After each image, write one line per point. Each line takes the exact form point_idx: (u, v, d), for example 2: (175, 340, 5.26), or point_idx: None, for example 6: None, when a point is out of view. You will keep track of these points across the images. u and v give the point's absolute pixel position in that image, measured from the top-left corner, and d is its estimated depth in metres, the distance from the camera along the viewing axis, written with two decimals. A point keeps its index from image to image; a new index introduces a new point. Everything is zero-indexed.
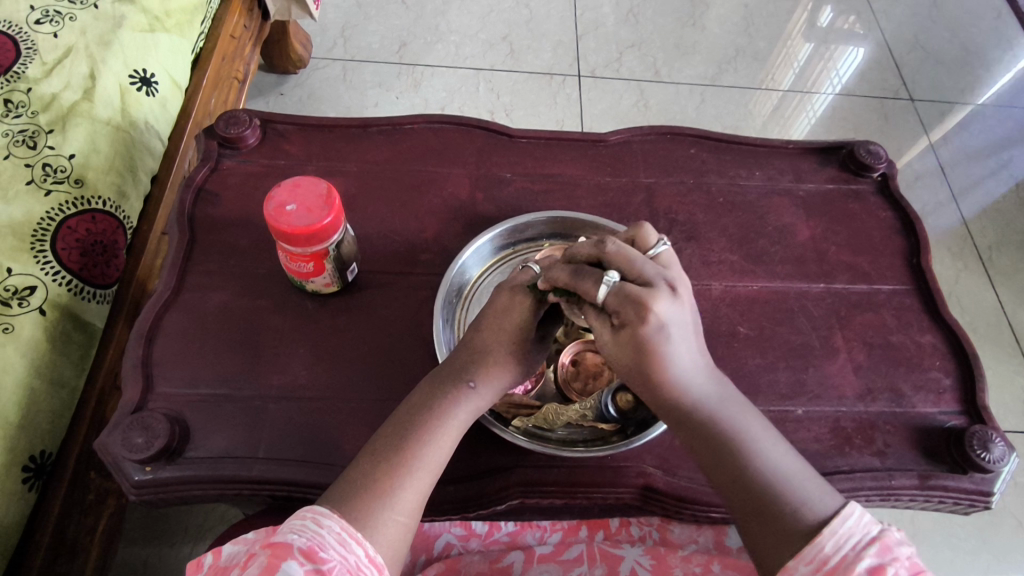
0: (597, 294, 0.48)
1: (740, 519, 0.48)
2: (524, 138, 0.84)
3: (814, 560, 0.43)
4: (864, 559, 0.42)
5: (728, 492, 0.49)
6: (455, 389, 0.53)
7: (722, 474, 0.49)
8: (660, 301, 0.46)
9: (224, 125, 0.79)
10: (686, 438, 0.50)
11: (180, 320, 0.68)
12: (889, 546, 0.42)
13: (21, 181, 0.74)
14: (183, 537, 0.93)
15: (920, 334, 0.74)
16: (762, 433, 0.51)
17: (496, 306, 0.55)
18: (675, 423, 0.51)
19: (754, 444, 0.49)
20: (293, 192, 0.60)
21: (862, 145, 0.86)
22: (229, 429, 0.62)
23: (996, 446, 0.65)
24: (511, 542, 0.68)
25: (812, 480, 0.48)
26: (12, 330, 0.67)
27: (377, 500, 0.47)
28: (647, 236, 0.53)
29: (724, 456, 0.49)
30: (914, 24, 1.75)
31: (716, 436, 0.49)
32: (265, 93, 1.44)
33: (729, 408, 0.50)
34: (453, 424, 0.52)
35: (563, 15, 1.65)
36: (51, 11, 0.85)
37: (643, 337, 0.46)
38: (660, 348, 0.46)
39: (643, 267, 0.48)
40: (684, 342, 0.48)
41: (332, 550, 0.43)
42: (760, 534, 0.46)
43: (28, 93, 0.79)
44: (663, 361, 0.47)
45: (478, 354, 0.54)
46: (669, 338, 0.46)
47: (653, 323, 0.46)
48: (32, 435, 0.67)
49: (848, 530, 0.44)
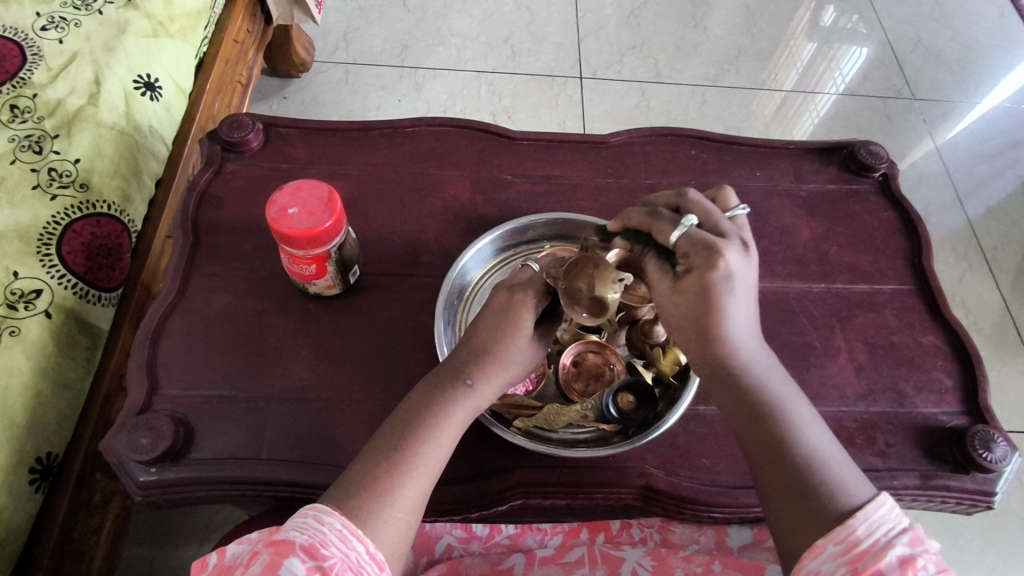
0: (671, 235, 0.50)
1: (769, 491, 0.48)
2: (524, 140, 0.84)
3: (844, 541, 0.43)
4: (895, 547, 0.42)
5: (761, 461, 0.49)
6: (455, 386, 0.53)
7: (759, 442, 0.49)
8: (734, 252, 0.48)
9: (227, 129, 0.80)
10: (728, 400, 0.51)
11: (183, 323, 0.68)
12: (920, 538, 0.43)
13: (27, 186, 0.75)
14: (188, 538, 0.93)
15: (922, 334, 0.74)
16: (805, 412, 0.51)
17: (495, 305, 0.56)
18: (715, 384, 0.51)
19: (796, 421, 0.50)
20: (295, 196, 0.61)
21: (863, 145, 0.86)
22: (233, 430, 0.63)
23: (998, 446, 0.65)
24: (512, 545, 0.68)
25: (848, 467, 0.48)
26: (18, 333, 0.68)
27: (377, 498, 0.47)
28: (727, 199, 0.56)
29: (765, 423, 0.50)
30: (917, 23, 1.74)
31: (759, 403, 0.50)
32: (268, 96, 1.45)
33: (774, 381, 0.51)
34: (452, 421, 0.52)
35: (565, 16, 1.65)
36: (57, 18, 0.86)
37: (710, 284, 0.48)
38: (718, 300, 0.48)
39: (722, 223, 0.51)
40: (744, 302, 0.49)
41: (333, 547, 0.43)
42: (789, 509, 0.46)
43: (34, 99, 0.80)
44: (721, 313, 0.49)
45: (478, 352, 0.54)
46: (732, 292, 0.48)
47: (722, 272, 0.48)
48: (38, 437, 0.68)
49: (881, 517, 0.44)
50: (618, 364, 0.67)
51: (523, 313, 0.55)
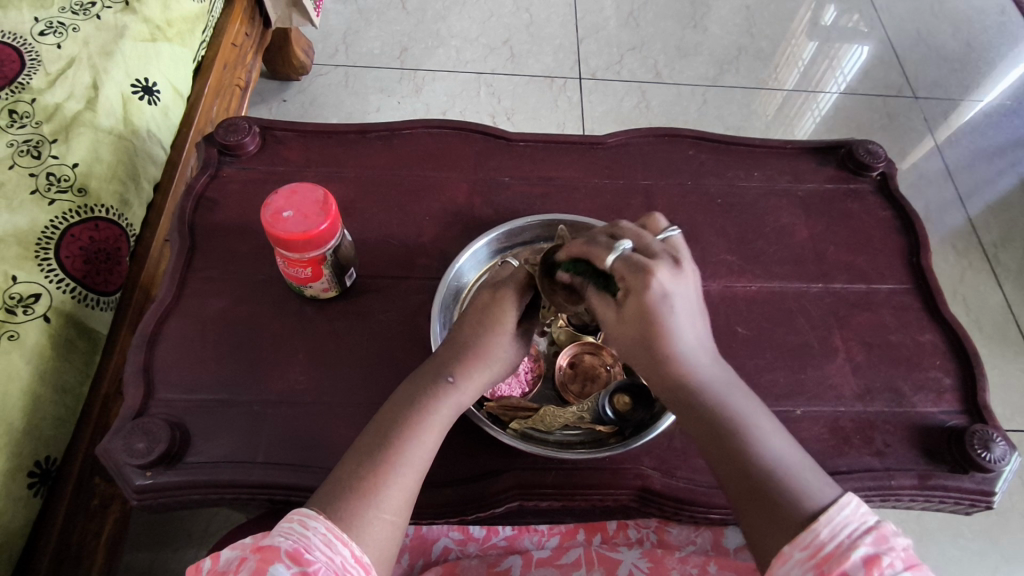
0: (608, 260, 0.49)
1: (739, 505, 0.47)
2: (521, 141, 0.84)
3: (810, 546, 0.43)
4: (859, 546, 0.41)
5: (728, 477, 0.49)
6: (437, 384, 0.53)
7: (723, 458, 0.49)
8: (665, 270, 0.48)
9: (224, 132, 0.80)
10: (690, 419, 0.51)
11: (181, 326, 0.69)
12: (885, 535, 0.42)
13: (25, 190, 0.75)
14: (188, 541, 0.93)
15: (920, 333, 0.73)
16: (768, 423, 0.51)
17: (477, 304, 0.56)
18: (679, 405, 0.51)
19: (761, 434, 0.49)
20: (290, 199, 0.61)
21: (861, 144, 0.85)
22: (229, 434, 0.63)
23: (997, 445, 0.64)
24: (509, 546, 0.68)
25: (815, 473, 0.48)
26: (17, 337, 0.68)
27: (362, 500, 0.47)
28: (658, 224, 0.56)
29: (729, 442, 0.49)
30: (917, 21, 1.74)
31: (720, 421, 0.50)
32: (268, 100, 1.45)
33: (734, 395, 0.51)
34: (435, 420, 0.52)
35: (564, 17, 1.65)
36: (56, 23, 0.87)
37: (650, 304, 0.48)
38: (659, 319, 0.48)
39: (653, 244, 0.50)
40: (688, 316, 0.49)
41: (318, 551, 0.43)
42: (759, 521, 0.46)
43: (32, 104, 0.80)
44: (667, 329, 0.49)
45: (458, 350, 0.55)
46: (674, 309, 0.48)
47: (657, 290, 0.47)
48: (36, 440, 0.68)
49: (845, 518, 0.43)
50: (614, 365, 0.68)
51: (504, 309, 0.55)
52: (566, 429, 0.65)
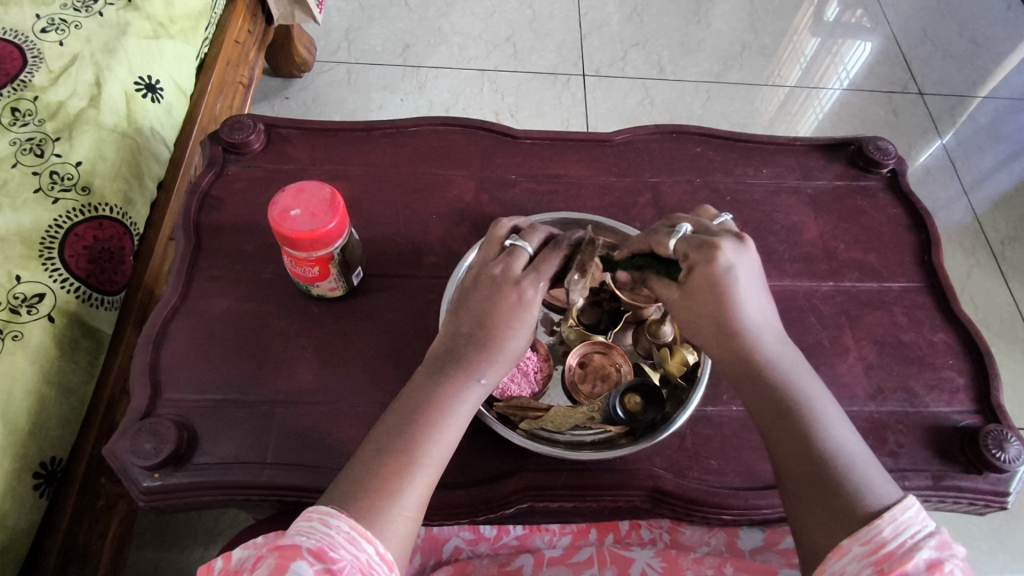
0: (670, 242, 0.54)
1: (792, 491, 0.47)
2: (528, 139, 0.83)
3: (871, 542, 0.42)
4: (924, 549, 0.41)
5: (784, 458, 0.48)
6: (457, 378, 0.52)
7: (781, 437, 0.49)
8: (728, 246, 0.52)
9: (229, 130, 0.79)
10: (749, 395, 0.52)
11: (187, 326, 0.68)
12: (947, 542, 0.41)
13: (29, 189, 0.75)
14: (194, 541, 0.93)
15: (932, 332, 0.73)
16: (831, 411, 0.50)
17: (497, 298, 0.54)
18: (740, 379, 0.53)
19: (822, 419, 0.49)
20: (298, 197, 0.60)
21: (871, 141, 0.85)
22: (236, 435, 0.62)
23: (1011, 445, 0.64)
24: (520, 545, 0.68)
25: (874, 467, 0.47)
26: (21, 337, 0.68)
27: (385, 498, 0.46)
28: (708, 212, 0.61)
29: (788, 418, 0.49)
30: (923, 17, 1.73)
31: (782, 398, 0.50)
32: (270, 97, 1.44)
33: (799, 375, 0.51)
34: (456, 416, 0.51)
35: (567, 14, 1.64)
36: (57, 20, 0.86)
37: (715, 276, 0.51)
38: (725, 294, 0.51)
39: (712, 229, 0.56)
40: (754, 296, 0.52)
41: (342, 550, 0.43)
42: (810, 506, 0.45)
43: (35, 102, 0.80)
44: (734, 307, 0.51)
45: (478, 342, 0.53)
46: (739, 285, 0.51)
47: (723, 264, 0.51)
48: (42, 441, 0.68)
49: (909, 519, 0.43)
50: (624, 365, 0.68)
51: (521, 299, 0.54)
52: (577, 429, 0.65)
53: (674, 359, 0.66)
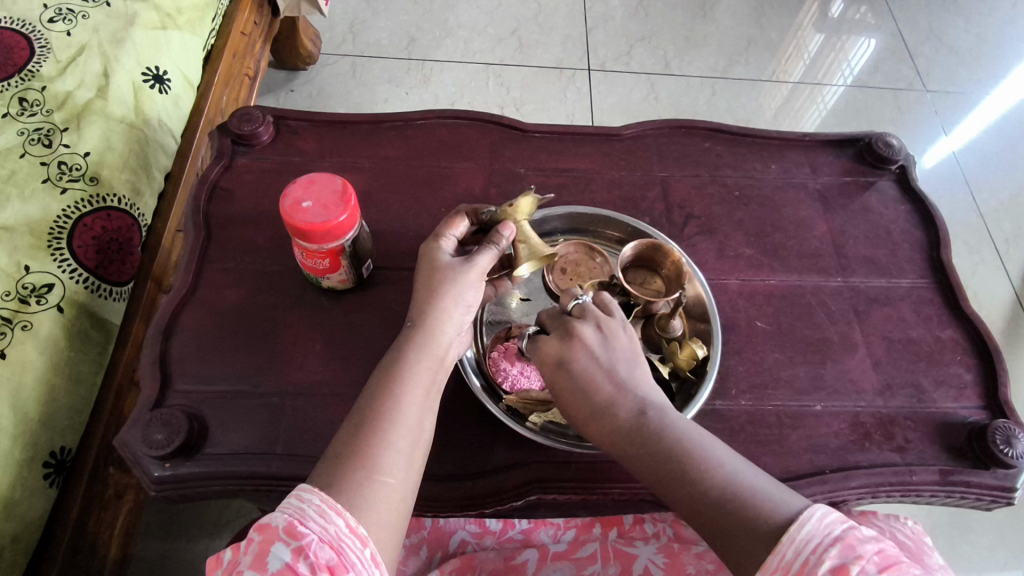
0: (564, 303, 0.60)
1: (704, 530, 0.47)
2: (537, 133, 0.83)
3: (778, 569, 0.41)
4: (827, 560, 0.40)
5: (688, 509, 0.49)
6: (407, 342, 0.54)
7: (677, 492, 0.49)
8: (583, 326, 0.56)
9: (238, 121, 0.79)
10: (638, 461, 0.52)
11: (196, 317, 0.68)
12: (852, 543, 0.41)
13: (37, 180, 0.74)
14: (200, 532, 0.93)
15: (941, 328, 0.73)
16: (719, 451, 0.50)
17: (428, 264, 0.57)
18: (620, 442, 0.53)
19: (710, 459, 0.49)
20: (309, 189, 0.60)
21: (880, 137, 0.84)
22: (246, 426, 0.62)
23: (1019, 441, 0.64)
24: (525, 539, 0.68)
25: (772, 485, 0.48)
26: (31, 327, 0.68)
27: (354, 466, 0.47)
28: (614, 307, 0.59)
29: (677, 472, 0.49)
30: (929, 14, 1.72)
31: (666, 456, 0.50)
32: (276, 90, 1.44)
33: (677, 423, 0.52)
34: (414, 373, 0.53)
35: (572, 8, 1.64)
36: (65, 10, 0.86)
37: (563, 351, 0.55)
38: (572, 366, 0.55)
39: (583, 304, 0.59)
40: (608, 369, 0.54)
41: (312, 522, 0.43)
42: (721, 540, 0.46)
43: (43, 92, 0.80)
44: (586, 382, 0.54)
45: (419, 305, 0.55)
46: (586, 350, 0.55)
47: (570, 341, 0.55)
48: (52, 430, 0.68)
49: (808, 534, 0.42)
50: None
51: (436, 256, 0.58)
52: None
53: (683, 353, 0.65)
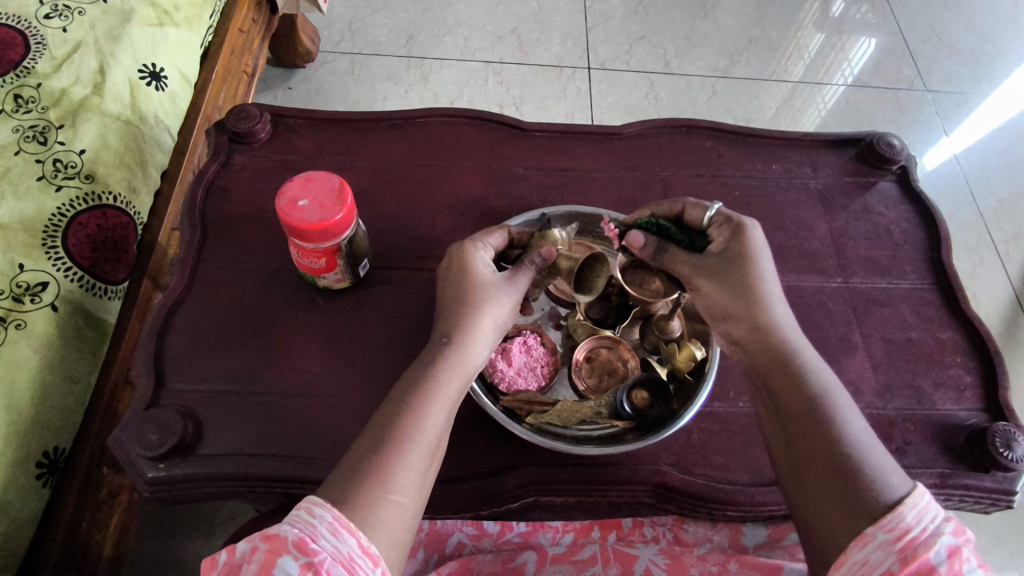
0: (706, 215, 0.61)
1: (813, 478, 0.47)
2: (536, 131, 0.83)
3: (895, 529, 0.42)
4: (944, 536, 0.41)
5: (802, 457, 0.48)
6: (437, 354, 0.53)
7: (798, 435, 0.49)
8: (757, 225, 0.58)
9: (235, 119, 0.78)
10: (778, 389, 0.51)
11: (191, 316, 0.68)
12: (962, 528, 0.42)
13: (32, 177, 0.74)
14: (195, 531, 0.93)
15: (941, 330, 0.73)
16: (850, 409, 0.49)
17: (463, 274, 0.57)
18: (766, 366, 0.53)
19: (840, 411, 0.49)
20: (305, 187, 0.59)
21: (882, 137, 0.84)
22: (241, 426, 0.62)
23: (1019, 444, 0.63)
24: (523, 541, 0.67)
25: (890, 463, 0.46)
26: (24, 325, 0.67)
27: (368, 482, 0.45)
28: None
29: (810, 404, 0.49)
30: (931, 13, 1.72)
31: (809, 398, 0.50)
32: (273, 87, 1.43)
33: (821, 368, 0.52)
34: (441, 389, 0.51)
35: (573, 6, 1.63)
36: (61, 5, 0.85)
37: (748, 242, 0.56)
38: (755, 260, 0.56)
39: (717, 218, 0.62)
40: (775, 278, 0.56)
41: (324, 541, 0.42)
42: (832, 496, 0.45)
43: (38, 89, 0.79)
44: (759, 273, 0.55)
45: (454, 316, 0.54)
46: (764, 256, 0.56)
47: (755, 236, 0.57)
48: (45, 429, 0.68)
49: (927, 506, 0.43)
50: (631, 360, 0.67)
51: (475, 267, 0.57)
52: (582, 424, 0.65)
53: (681, 354, 0.66)
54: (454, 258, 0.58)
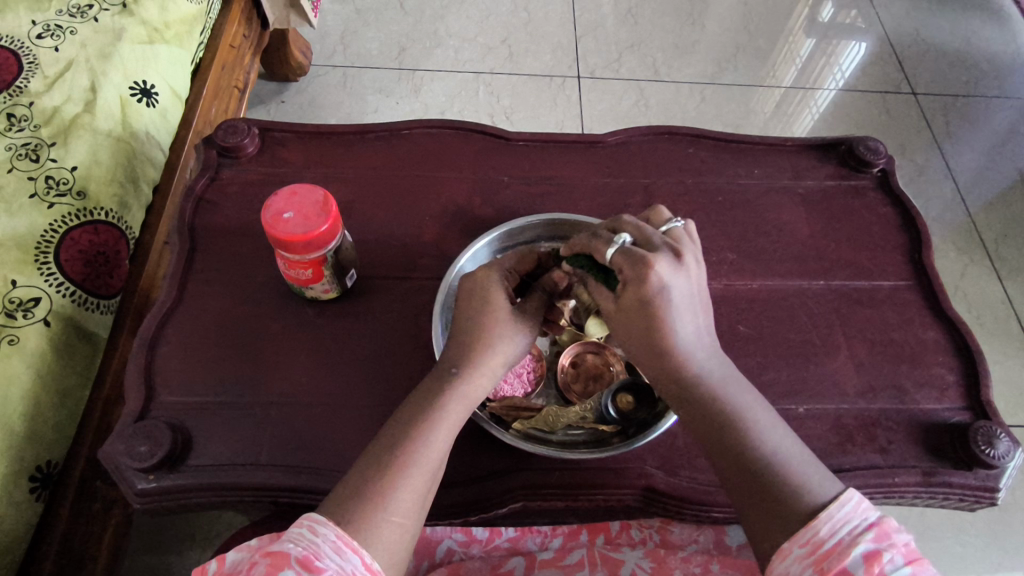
0: (608, 252, 0.52)
1: (739, 502, 0.47)
2: (521, 141, 0.84)
3: (809, 542, 0.42)
4: (861, 543, 0.41)
5: (728, 474, 0.48)
6: (445, 382, 0.53)
7: (720, 455, 0.48)
8: (665, 263, 0.49)
9: (223, 134, 0.79)
10: (688, 417, 0.50)
11: (181, 329, 0.68)
12: (886, 531, 0.41)
13: (25, 195, 0.75)
14: (191, 544, 0.93)
15: (923, 330, 0.73)
16: (767, 419, 0.50)
17: (472, 298, 0.56)
18: (675, 396, 0.51)
19: (757, 429, 0.48)
20: (291, 200, 0.60)
21: (861, 141, 0.85)
22: (230, 437, 0.62)
23: (1001, 441, 0.64)
24: (513, 547, 0.68)
25: (813, 465, 0.47)
26: (17, 341, 0.68)
27: (371, 504, 0.46)
28: (661, 216, 0.58)
29: (727, 436, 0.48)
30: (916, 17, 1.74)
31: (721, 417, 0.49)
32: (266, 101, 1.45)
33: (732, 387, 0.50)
34: (447, 418, 0.51)
35: (562, 16, 1.65)
36: (52, 26, 0.86)
37: (649, 295, 0.48)
38: (654, 303, 0.49)
39: (653, 239, 0.52)
40: (691, 313, 0.50)
41: (328, 559, 0.42)
42: (757, 519, 0.45)
43: (31, 107, 0.80)
44: (666, 324, 0.49)
45: (464, 345, 0.54)
46: (673, 301, 0.49)
47: (656, 282, 0.48)
48: (38, 444, 0.68)
49: (846, 516, 0.43)
50: (617, 365, 0.69)
51: (490, 291, 0.56)
52: (569, 429, 0.65)
53: None
54: (474, 282, 0.57)
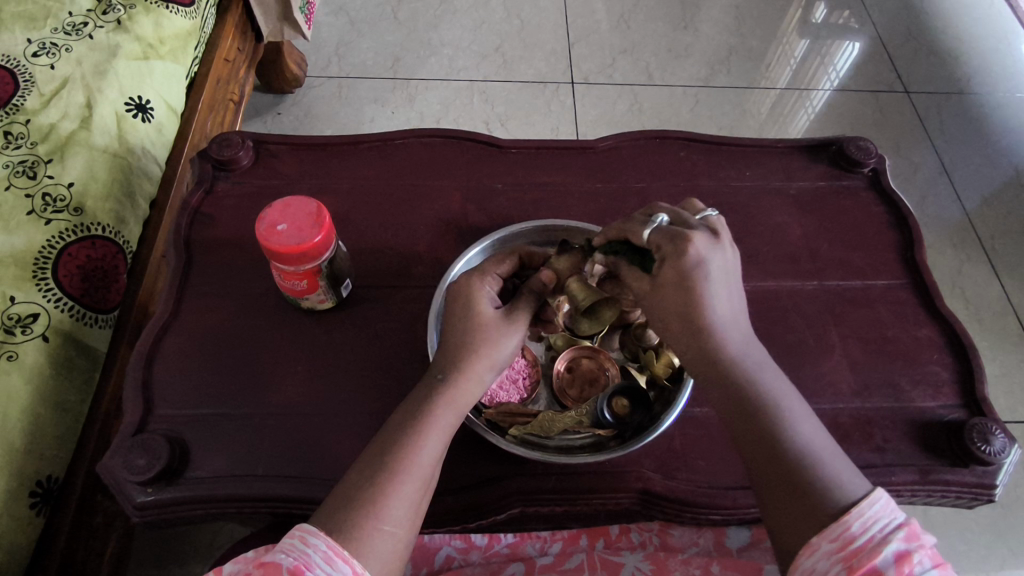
0: (643, 232, 0.52)
1: (767, 490, 0.47)
2: (514, 148, 0.84)
3: (838, 538, 0.42)
4: (891, 542, 0.41)
5: (757, 463, 0.48)
6: (434, 390, 0.53)
7: (752, 441, 0.48)
8: (702, 240, 0.50)
9: (218, 147, 0.80)
10: (720, 400, 0.50)
11: (178, 342, 0.69)
12: (915, 532, 0.42)
13: (22, 212, 0.76)
14: (193, 557, 0.93)
15: (918, 328, 0.74)
16: (798, 410, 0.50)
17: (460, 306, 0.57)
18: (707, 379, 0.50)
19: (789, 418, 0.48)
20: (284, 212, 0.61)
21: (851, 142, 0.86)
22: (228, 449, 0.63)
23: (996, 438, 0.64)
24: (511, 553, 0.68)
25: (842, 461, 0.47)
26: (16, 357, 0.69)
27: (363, 513, 0.46)
28: (696, 206, 0.57)
29: (759, 422, 0.48)
30: (908, 16, 1.75)
31: (753, 402, 0.49)
32: (262, 113, 1.46)
33: (767, 374, 0.50)
34: (437, 425, 0.51)
35: (555, 23, 1.66)
36: (47, 44, 0.87)
37: (687, 270, 0.49)
38: (693, 283, 0.49)
39: (692, 222, 0.52)
40: (727, 293, 0.50)
41: (319, 568, 0.42)
42: (788, 507, 0.45)
43: (27, 125, 0.81)
44: (703, 304, 0.49)
45: (454, 353, 0.54)
46: (710, 281, 0.49)
47: (695, 258, 0.49)
48: (38, 459, 0.68)
49: (876, 513, 0.43)
50: (612, 369, 0.69)
51: (477, 299, 0.57)
52: (565, 434, 0.65)
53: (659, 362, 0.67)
54: (459, 292, 0.58)
